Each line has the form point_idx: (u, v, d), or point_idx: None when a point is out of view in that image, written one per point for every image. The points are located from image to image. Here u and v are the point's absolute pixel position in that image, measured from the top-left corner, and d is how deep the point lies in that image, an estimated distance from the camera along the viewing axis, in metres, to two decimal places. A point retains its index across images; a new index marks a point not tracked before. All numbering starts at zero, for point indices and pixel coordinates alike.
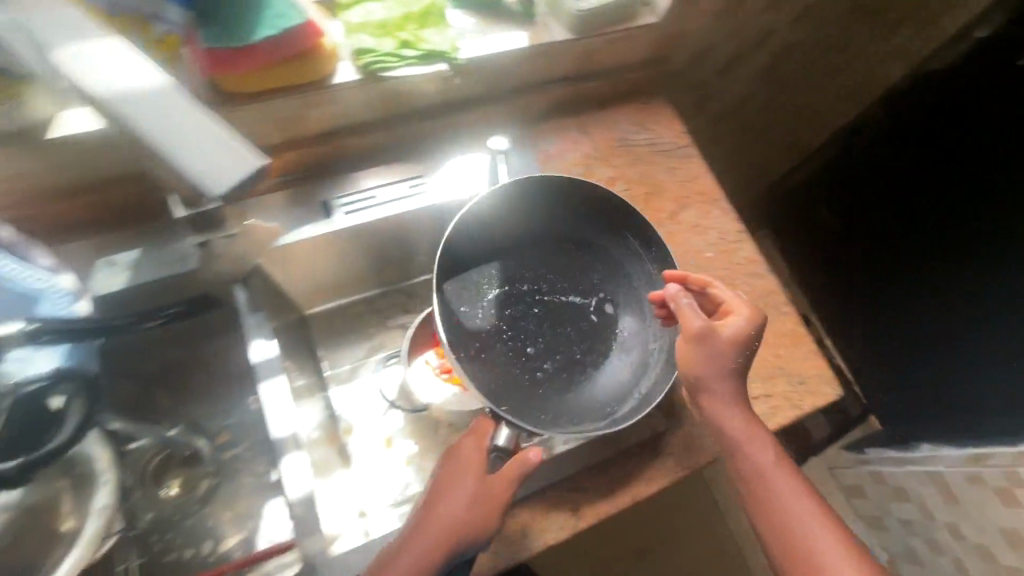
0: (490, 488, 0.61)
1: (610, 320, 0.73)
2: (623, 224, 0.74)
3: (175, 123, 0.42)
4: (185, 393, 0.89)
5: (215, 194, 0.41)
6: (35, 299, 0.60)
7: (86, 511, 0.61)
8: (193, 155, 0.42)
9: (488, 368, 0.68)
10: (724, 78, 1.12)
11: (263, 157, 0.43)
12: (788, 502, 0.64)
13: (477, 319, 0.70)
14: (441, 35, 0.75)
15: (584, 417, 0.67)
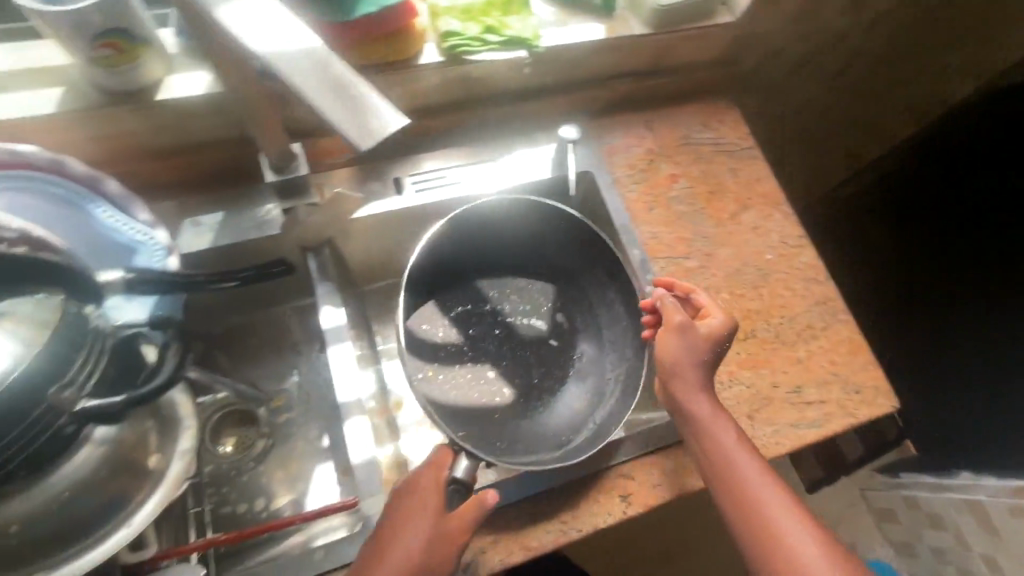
0: (446, 528, 0.58)
1: (566, 351, 0.82)
2: (598, 264, 0.80)
3: (324, 81, 0.41)
4: (246, 355, 0.92)
5: (363, 150, 0.39)
6: (133, 250, 0.63)
7: (172, 452, 0.59)
8: (341, 111, 0.40)
9: (453, 384, 0.78)
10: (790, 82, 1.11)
11: (406, 119, 0.40)
12: (762, 501, 0.62)
13: (440, 339, 0.81)
14: (523, 22, 0.77)
15: (536, 442, 0.75)
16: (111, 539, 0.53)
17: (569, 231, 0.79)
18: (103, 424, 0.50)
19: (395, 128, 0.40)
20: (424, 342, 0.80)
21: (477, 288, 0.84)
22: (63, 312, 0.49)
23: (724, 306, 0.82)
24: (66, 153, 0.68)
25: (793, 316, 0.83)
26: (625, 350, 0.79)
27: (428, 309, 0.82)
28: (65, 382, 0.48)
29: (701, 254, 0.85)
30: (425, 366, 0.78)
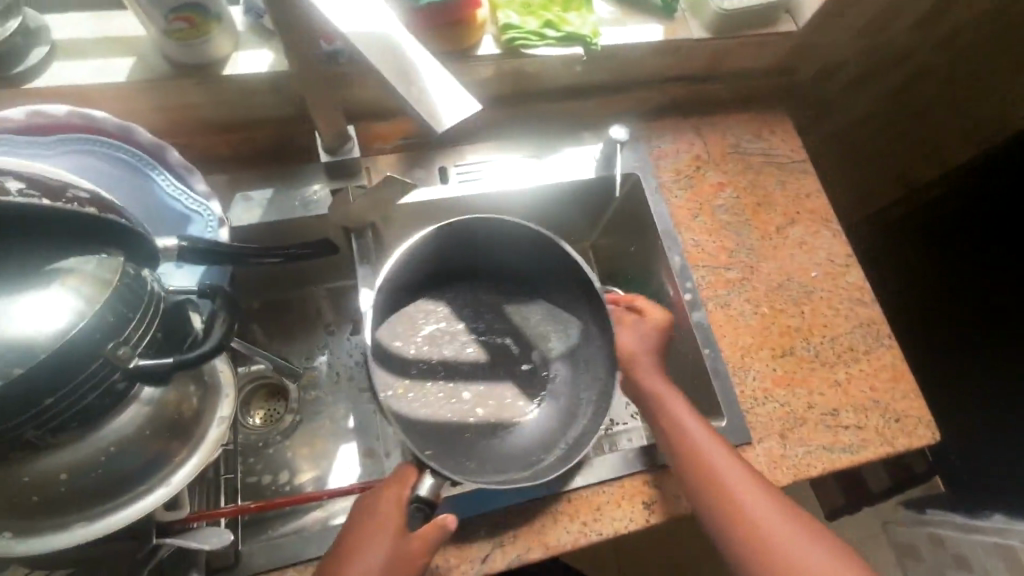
0: (407, 551, 0.55)
1: (541, 371, 0.78)
2: (574, 285, 0.75)
3: (402, 64, 0.42)
4: (281, 330, 0.94)
5: (438, 132, 0.40)
6: (187, 219, 0.66)
7: (211, 417, 0.61)
8: (413, 94, 0.41)
9: (422, 402, 0.73)
10: (847, 96, 1.08)
11: (479, 105, 0.41)
12: (733, 488, 0.62)
13: (408, 357, 0.76)
14: (583, 19, 0.78)
15: (507, 465, 0.69)
16: (149, 497, 0.55)
17: (550, 250, 0.72)
18: (151, 383, 0.52)
19: (468, 113, 0.41)
20: (394, 358, 0.75)
21: (452, 301, 0.80)
22: (120, 272, 0.50)
23: (764, 321, 0.81)
24: (133, 121, 0.70)
25: (835, 336, 0.81)
26: (598, 372, 0.72)
27: (399, 322, 0.77)
28: (121, 339, 0.49)
29: (743, 266, 0.84)
30: (394, 381, 0.73)
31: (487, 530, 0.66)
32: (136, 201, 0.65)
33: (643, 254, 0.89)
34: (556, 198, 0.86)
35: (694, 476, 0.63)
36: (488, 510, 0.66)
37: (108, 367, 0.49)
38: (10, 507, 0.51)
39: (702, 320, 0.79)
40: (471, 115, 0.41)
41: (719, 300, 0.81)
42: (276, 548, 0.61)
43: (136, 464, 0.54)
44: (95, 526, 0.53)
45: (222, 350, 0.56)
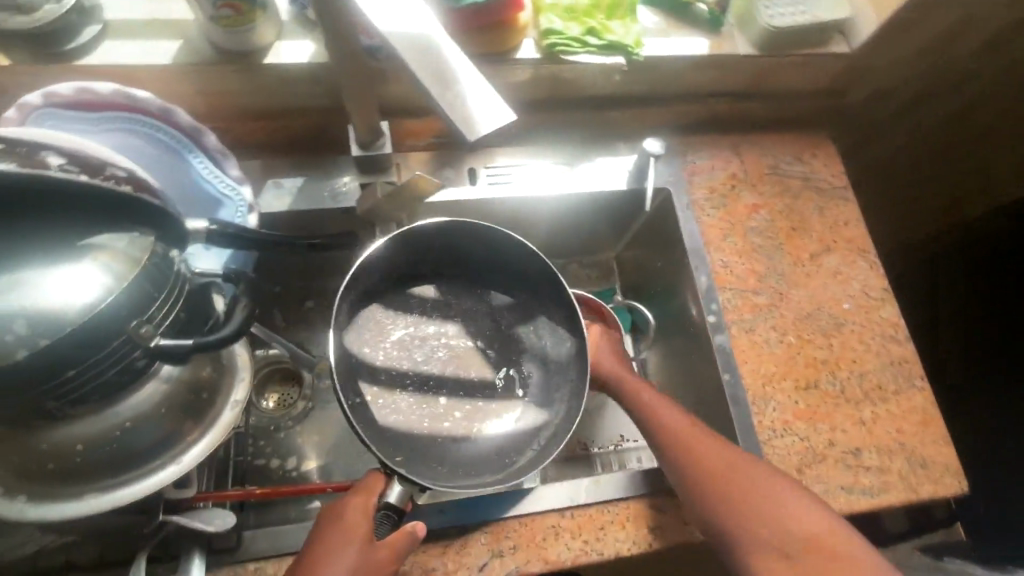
0: (375, 562, 0.54)
1: (517, 372, 0.71)
2: (542, 277, 0.70)
3: (439, 69, 0.42)
4: (300, 317, 0.95)
5: (470, 140, 0.40)
6: (219, 203, 0.68)
7: (225, 400, 0.61)
8: (449, 100, 0.40)
9: (390, 415, 0.65)
10: (894, 122, 1.03)
11: (514, 115, 0.40)
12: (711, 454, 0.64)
13: (377, 360, 0.67)
14: (626, 28, 0.76)
15: (480, 470, 0.63)
16: (159, 474, 0.56)
17: (518, 254, 0.69)
18: (170, 362, 0.53)
19: (502, 123, 0.40)
20: (361, 366, 0.65)
21: (422, 301, 0.71)
22: (151, 252, 0.50)
23: (790, 350, 0.78)
24: (177, 103, 0.72)
25: (863, 372, 0.78)
26: (571, 372, 0.68)
27: (368, 325, 0.68)
28: (144, 318, 0.50)
29: (773, 292, 0.81)
30: (364, 388, 0.65)
31: (488, 538, 0.65)
32: (172, 182, 0.67)
33: (668, 270, 0.87)
34: (585, 208, 0.85)
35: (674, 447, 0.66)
36: (490, 518, 0.65)
37: (130, 344, 0.50)
38: (28, 472, 0.52)
39: (725, 344, 0.77)
40: (505, 125, 0.40)
41: (745, 325, 0.79)
42: (279, 535, 0.62)
43: (150, 441, 0.55)
44: (105, 499, 0.54)
45: (242, 336, 0.57)
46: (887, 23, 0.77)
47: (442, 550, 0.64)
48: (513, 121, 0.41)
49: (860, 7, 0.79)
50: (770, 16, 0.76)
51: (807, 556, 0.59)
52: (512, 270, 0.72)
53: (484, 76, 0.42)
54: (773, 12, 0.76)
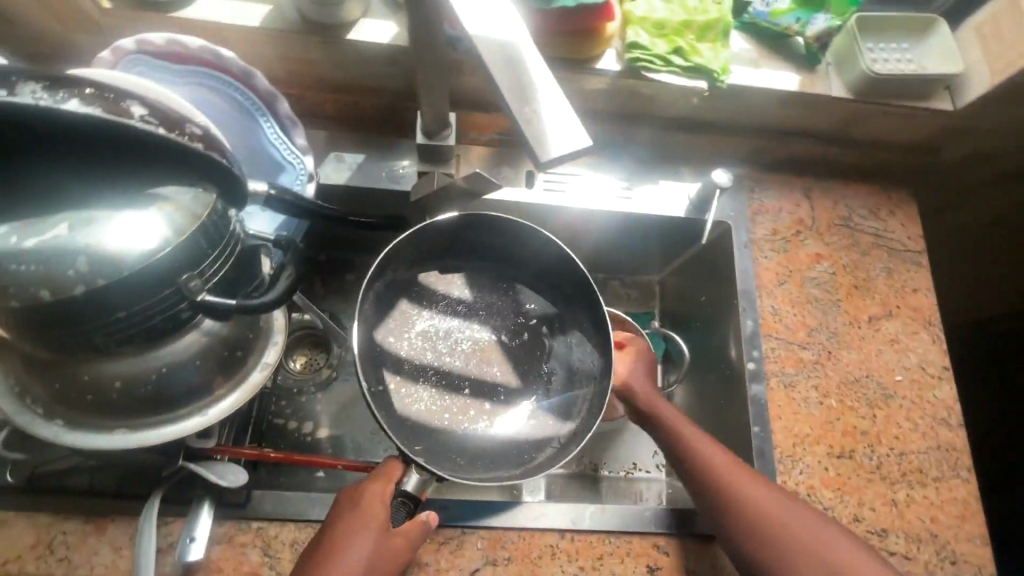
0: (390, 544, 0.55)
1: (540, 366, 0.70)
2: (567, 269, 0.69)
3: (524, 84, 0.42)
4: (339, 287, 0.97)
5: (543, 162, 0.40)
6: (280, 167, 0.70)
7: (256, 361, 0.63)
8: (527, 115, 0.41)
9: (412, 405, 0.65)
10: (984, 195, 0.92)
11: (591, 142, 0.41)
12: (715, 461, 0.63)
13: (400, 349, 0.67)
14: (715, 52, 0.73)
15: (502, 463, 0.63)
16: (185, 421, 0.58)
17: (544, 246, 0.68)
18: (212, 317, 0.54)
19: (577, 149, 0.41)
20: (385, 355, 0.66)
21: (450, 294, 0.71)
22: (211, 209, 0.51)
23: (828, 414, 0.74)
24: (258, 65, 0.74)
25: (904, 451, 0.73)
26: (594, 365, 0.69)
27: (395, 315, 0.68)
28: (195, 272, 0.52)
29: (820, 348, 0.77)
30: (386, 378, 0.65)
31: (484, 544, 0.65)
32: (240, 141, 0.69)
33: (711, 305, 0.84)
34: (638, 229, 0.83)
35: (685, 456, 0.64)
36: (490, 525, 0.65)
37: (178, 294, 0.51)
38: (67, 398, 0.55)
39: (760, 395, 0.73)
40: (580, 151, 0.41)
41: (784, 378, 0.75)
42: (284, 500, 0.63)
43: (182, 389, 0.57)
44: (131, 437, 0.56)
45: (284, 302, 0.58)
46: (1000, 87, 0.71)
47: (437, 547, 0.64)
48: (589, 146, 0.41)
49: (972, 65, 0.74)
50: (872, 61, 0.72)
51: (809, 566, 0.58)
52: (547, 267, 0.71)
53: (567, 97, 0.42)
54: (876, 58, 0.72)
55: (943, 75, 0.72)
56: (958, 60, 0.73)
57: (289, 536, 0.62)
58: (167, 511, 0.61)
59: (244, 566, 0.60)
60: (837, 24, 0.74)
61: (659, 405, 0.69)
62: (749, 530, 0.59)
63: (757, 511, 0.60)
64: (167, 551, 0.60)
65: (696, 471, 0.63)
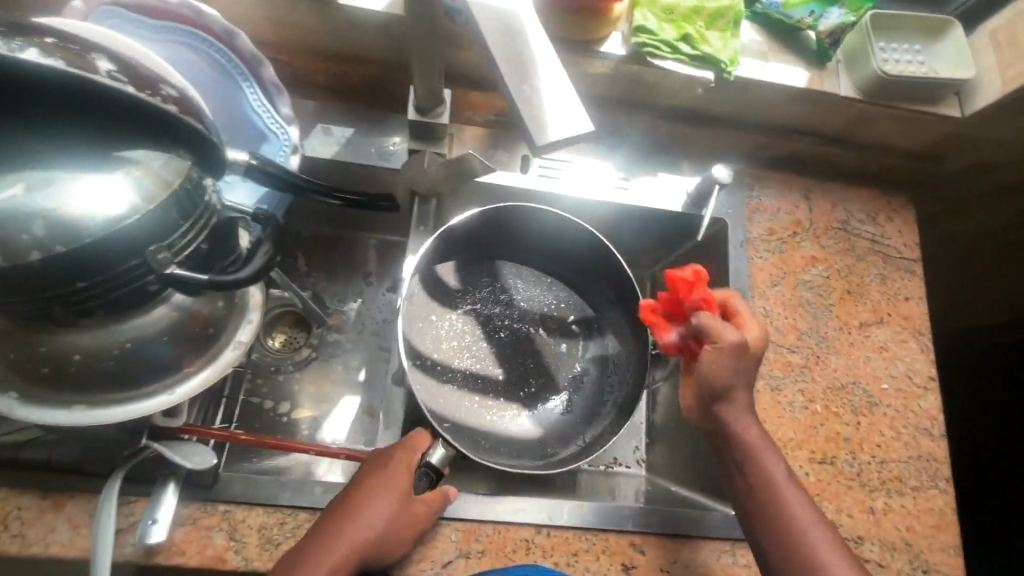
0: (410, 513, 0.58)
1: (571, 364, 0.76)
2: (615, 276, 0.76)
3: (526, 62, 0.39)
4: (323, 265, 0.94)
5: (537, 145, 0.38)
6: (263, 137, 0.66)
7: (229, 338, 0.60)
8: (526, 94, 0.38)
9: (447, 386, 0.71)
10: (981, 206, 0.91)
11: (592, 127, 0.38)
12: (777, 493, 0.58)
13: (441, 327, 0.73)
14: (724, 42, 0.71)
15: (522, 453, 0.70)
16: (152, 399, 0.55)
17: (593, 248, 0.75)
18: (182, 292, 0.52)
19: (577, 134, 0.38)
20: (426, 330, 0.72)
21: (491, 283, 0.77)
22: (184, 177, 0.49)
23: (813, 419, 0.73)
24: (243, 27, 0.70)
25: (885, 460, 0.73)
26: (628, 376, 0.75)
27: (436, 298, 0.74)
28: (164, 244, 0.49)
29: (809, 353, 0.76)
30: (424, 351, 0.71)
31: (459, 536, 0.63)
32: (220, 106, 0.65)
33: None
34: (633, 223, 0.81)
35: (749, 483, 0.59)
36: (464, 517, 0.64)
37: (146, 267, 0.49)
38: (23, 370, 0.52)
39: (746, 397, 0.72)
40: (580, 136, 0.38)
41: (771, 381, 0.74)
42: (253, 484, 0.61)
43: (150, 365, 0.55)
44: (93, 414, 0.53)
45: (260, 279, 0.56)
46: (1011, 96, 0.69)
47: None
48: (591, 133, 0.38)
49: (985, 72, 0.72)
50: (883, 61, 0.70)
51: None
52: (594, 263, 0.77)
53: (570, 79, 0.40)
54: (888, 58, 0.70)
55: (955, 81, 0.70)
56: (971, 65, 0.71)
57: (256, 521, 0.60)
58: (129, 490, 0.59)
59: (208, 549, 0.59)
60: (851, 20, 0.70)
61: (738, 422, 0.61)
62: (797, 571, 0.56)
63: (812, 553, 0.56)
64: (128, 530, 0.58)
65: (756, 503, 0.59)
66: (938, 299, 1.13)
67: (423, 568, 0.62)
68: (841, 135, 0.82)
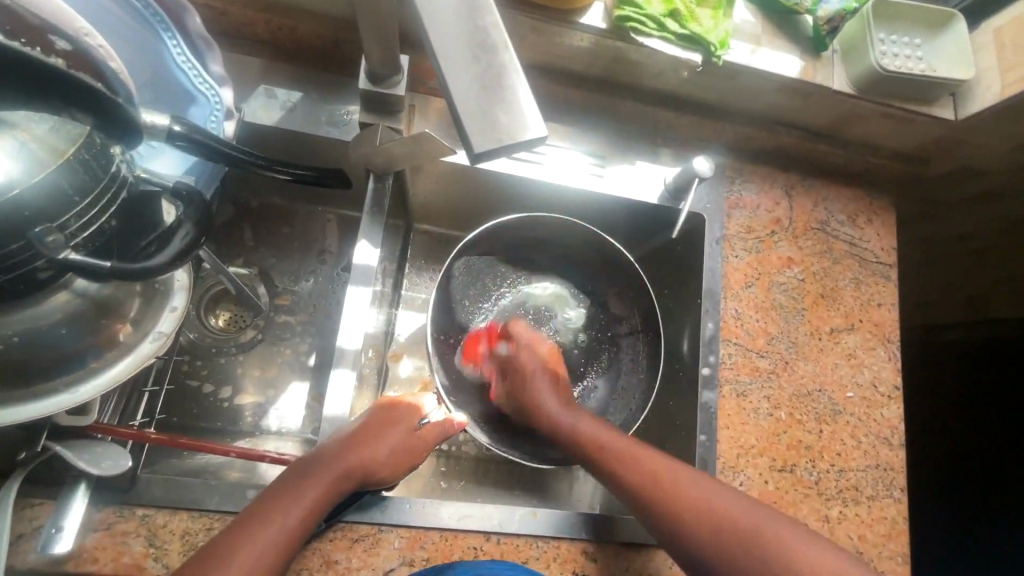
0: (412, 446, 0.60)
1: (586, 380, 0.75)
2: (638, 300, 0.76)
3: (473, 50, 0.33)
4: (273, 240, 0.87)
5: (477, 150, 0.32)
6: (191, 97, 0.58)
7: (148, 328, 0.53)
8: (467, 87, 0.33)
9: (462, 365, 0.73)
10: (959, 210, 0.89)
11: (545, 132, 0.33)
12: (656, 471, 0.57)
13: (469, 314, 0.75)
14: (716, 21, 0.64)
15: (518, 444, 0.70)
16: (49, 399, 0.48)
17: (620, 270, 0.76)
18: (83, 280, 0.45)
19: (528, 138, 0.32)
20: (457, 313, 0.74)
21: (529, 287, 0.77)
22: (80, 146, 0.42)
23: (776, 426, 0.71)
24: None
25: (844, 468, 0.72)
26: (632, 403, 0.73)
27: (474, 282, 0.75)
28: (55, 225, 0.42)
29: (778, 359, 0.74)
30: (450, 328, 0.73)
31: (402, 543, 0.60)
32: (138, 61, 0.56)
33: (672, 301, 0.79)
34: (606, 212, 0.76)
35: (618, 476, 0.58)
36: (409, 523, 0.60)
37: (32, 251, 0.41)
38: None
39: (710, 403, 0.70)
40: (531, 141, 0.33)
41: (738, 386, 0.72)
42: (178, 487, 0.56)
43: (52, 358, 0.48)
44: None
45: (182, 264, 0.49)
46: (1008, 102, 0.65)
47: (349, 545, 0.59)
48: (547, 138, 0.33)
49: (985, 73, 0.68)
50: (881, 54, 0.65)
51: (732, 547, 0.52)
52: (616, 275, 0.77)
53: (522, 69, 0.34)
54: (885, 52, 0.65)
55: (952, 81, 0.66)
56: (970, 66, 0.67)
57: (179, 527, 0.55)
58: (31, 492, 0.53)
59: (125, 557, 0.54)
60: (852, 7, 0.66)
61: (594, 432, 0.62)
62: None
63: (715, 519, 0.54)
64: (31, 536, 0.52)
65: (643, 488, 0.57)
66: (906, 298, 1.13)
67: None
68: (828, 130, 0.78)
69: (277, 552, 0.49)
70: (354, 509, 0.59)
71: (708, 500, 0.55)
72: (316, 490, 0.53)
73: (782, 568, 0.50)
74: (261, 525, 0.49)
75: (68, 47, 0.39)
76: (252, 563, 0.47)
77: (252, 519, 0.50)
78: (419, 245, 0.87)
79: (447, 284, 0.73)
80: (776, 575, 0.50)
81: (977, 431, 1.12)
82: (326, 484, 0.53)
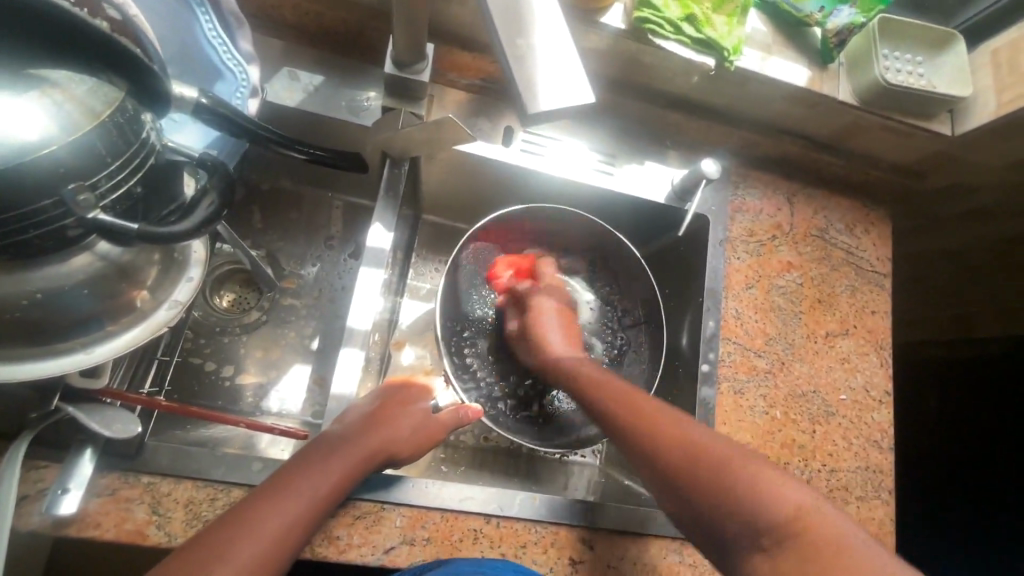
0: (427, 425, 0.62)
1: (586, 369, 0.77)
2: (639, 293, 0.78)
3: (526, 21, 0.38)
4: (283, 224, 0.87)
5: (537, 110, 0.38)
6: (218, 73, 0.60)
7: (165, 297, 0.54)
8: (525, 55, 0.38)
9: (469, 351, 0.74)
10: (952, 226, 0.92)
11: (591, 99, 0.38)
12: (638, 409, 0.58)
13: (476, 304, 0.76)
14: (729, 27, 0.67)
15: (522, 431, 0.71)
16: (65, 357, 0.50)
17: (626, 263, 0.78)
18: (109, 241, 0.45)
19: (575, 104, 0.38)
20: (465, 303, 0.75)
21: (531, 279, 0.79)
22: (115, 109, 0.42)
23: (772, 424, 0.73)
24: None
25: (835, 469, 0.73)
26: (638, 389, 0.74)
27: (479, 270, 0.76)
28: (87, 184, 0.42)
29: (775, 359, 0.76)
30: (455, 318, 0.74)
31: (404, 522, 0.61)
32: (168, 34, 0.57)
33: (673, 299, 0.81)
34: (615, 210, 0.78)
35: (603, 411, 0.61)
36: (411, 502, 0.61)
37: (64, 209, 0.42)
38: None
39: (709, 399, 0.71)
40: (579, 106, 0.38)
41: (735, 384, 0.73)
42: (184, 457, 0.56)
43: (71, 318, 0.49)
44: (14, 370, 0.47)
45: (206, 234, 0.50)
46: (1004, 119, 0.68)
47: (351, 521, 0.59)
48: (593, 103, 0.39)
49: (982, 91, 0.71)
50: (885, 69, 0.67)
51: (692, 478, 0.51)
52: (620, 269, 0.78)
53: (575, 47, 0.39)
54: (889, 66, 0.68)
55: (951, 98, 0.69)
56: (969, 85, 0.70)
57: (183, 496, 0.56)
58: (40, 453, 0.53)
59: (127, 524, 0.54)
60: (859, 22, 0.70)
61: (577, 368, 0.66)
62: (716, 502, 0.49)
63: (686, 450, 0.53)
64: (36, 497, 0.53)
65: (622, 424, 0.58)
66: (897, 311, 1.16)
67: (362, 553, 0.59)
68: (829, 142, 0.81)
69: (303, 520, 0.50)
70: (359, 486, 0.60)
71: (680, 435, 0.54)
72: (338, 471, 0.53)
73: (743, 496, 0.48)
74: (280, 498, 0.49)
75: (117, 16, 0.42)
76: (272, 537, 0.47)
77: (271, 492, 0.50)
78: (426, 234, 0.88)
79: (454, 274, 0.74)
80: (733, 500, 0.48)
81: (976, 438, 1.16)
82: (347, 466, 0.54)
